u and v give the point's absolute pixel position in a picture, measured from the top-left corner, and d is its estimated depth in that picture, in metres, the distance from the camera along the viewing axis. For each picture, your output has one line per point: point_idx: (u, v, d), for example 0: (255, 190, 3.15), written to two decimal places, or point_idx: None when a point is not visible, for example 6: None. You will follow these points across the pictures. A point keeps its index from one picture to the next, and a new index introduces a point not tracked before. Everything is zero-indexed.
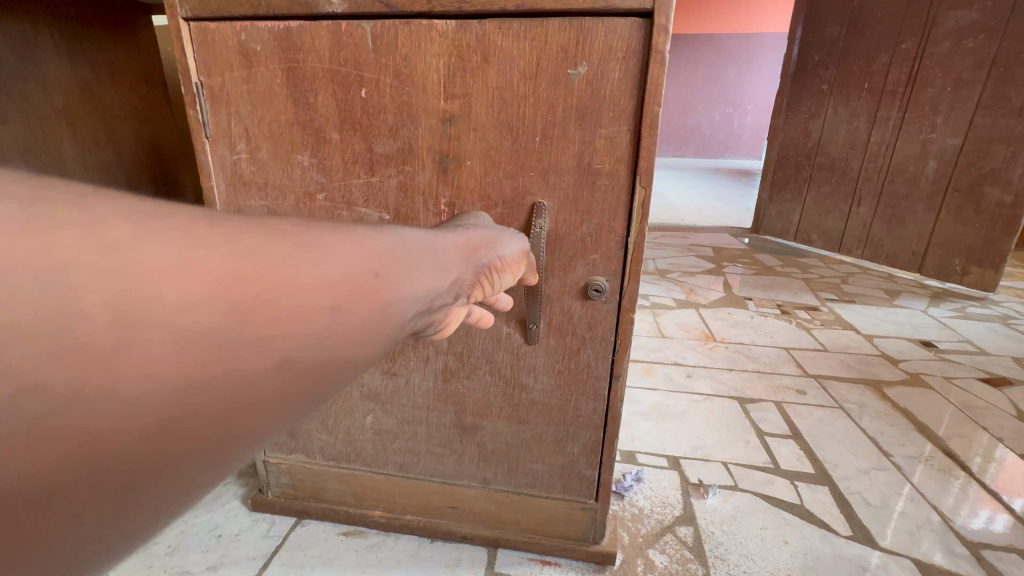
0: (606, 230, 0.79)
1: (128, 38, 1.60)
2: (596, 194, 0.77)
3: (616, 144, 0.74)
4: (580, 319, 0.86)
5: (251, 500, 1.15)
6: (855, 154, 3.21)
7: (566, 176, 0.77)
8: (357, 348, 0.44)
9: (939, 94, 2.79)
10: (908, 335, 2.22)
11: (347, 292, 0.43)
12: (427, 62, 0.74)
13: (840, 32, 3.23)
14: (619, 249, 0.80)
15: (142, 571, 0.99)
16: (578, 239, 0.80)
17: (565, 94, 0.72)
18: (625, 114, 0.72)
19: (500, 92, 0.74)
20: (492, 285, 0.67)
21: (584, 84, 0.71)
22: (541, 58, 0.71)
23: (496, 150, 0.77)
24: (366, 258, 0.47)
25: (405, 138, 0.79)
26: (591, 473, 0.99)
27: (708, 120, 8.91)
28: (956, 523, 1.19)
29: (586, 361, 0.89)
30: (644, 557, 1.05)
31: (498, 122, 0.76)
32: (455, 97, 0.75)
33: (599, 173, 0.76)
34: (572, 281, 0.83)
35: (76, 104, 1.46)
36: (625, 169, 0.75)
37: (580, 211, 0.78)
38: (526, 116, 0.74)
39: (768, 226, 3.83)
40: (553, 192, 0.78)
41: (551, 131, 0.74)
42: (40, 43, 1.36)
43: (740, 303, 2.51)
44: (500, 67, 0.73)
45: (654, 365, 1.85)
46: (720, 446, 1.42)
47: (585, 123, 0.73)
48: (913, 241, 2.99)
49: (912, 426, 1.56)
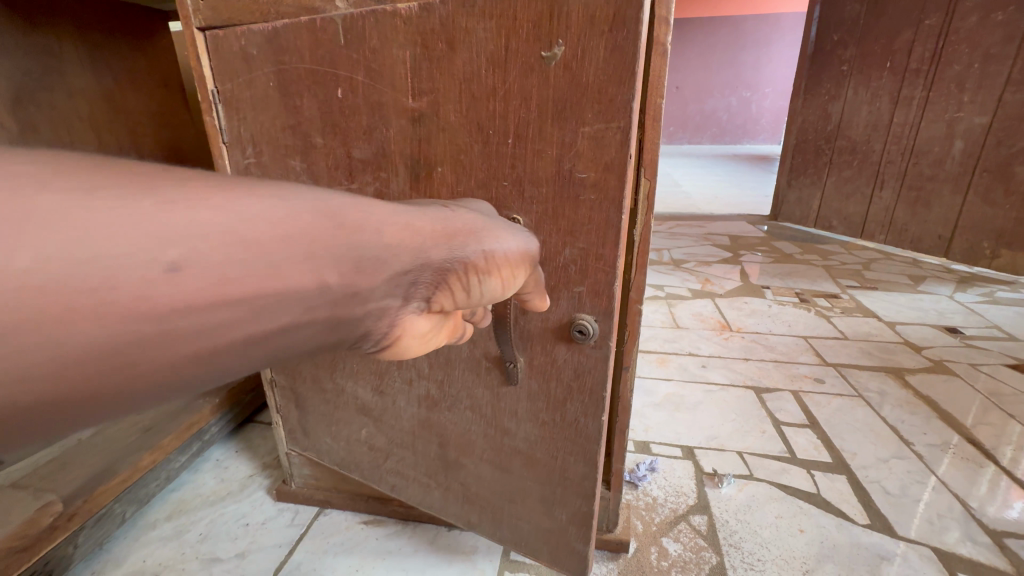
0: (593, 256, 0.71)
1: (147, 45, 1.64)
2: (580, 210, 0.69)
3: (601, 145, 0.65)
4: (566, 364, 0.78)
5: (276, 490, 1.19)
6: (876, 135, 3.12)
7: (545, 187, 0.69)
8: (56, 379, 0.35)
9: (965, 71, 2.69)
10: (932, 321, 2.16)
11: (43, 304, 0.33)
12: (395, 54, 0.72)
13: (859, 10, 3.13)
14: (609, 282, 0.71)
15: (177, 557, 1.04)
16: (561, 266, 0.72)
17: (540, 83, 0.65)
18: (613, 110, 0.63)
19: (467, 84, 0.69)
20: (461, 288, 0.57)
21: (560, 70, 0.63)
22: (510, 40, 0.64)
23: (469, 152, 0.72)
24: (152, 245, 0.37)
25: (379, 141, 0.78)
26: (581, 547, 0.86)
27: (725, 105, 8.74)
28: (980, 512, 1.17)
29: (573, 416, 0.80)
30: (658, 544, 1.07)
31: (467, 121, 0.71)
32: (422, 94, 0.72)
33: (583, 183, 0.67)
34: (555, 317, 0.76)
35: (99, 113, 1.52)
36: (613, 177, 0.65)
37: (562, 231, 0.71)
38: (496, 113, 0.69)
39: (787, 212, 3.77)
40: (530, 206, 0.71)
41: (525, 131, 0.68)
42: (63, 54, 1.41)
43: (757, 291, 2.49)
44: (466, 55, 0.67)
45: (668, 356, 1.85)
46: (735, 436, 1.41)
47: (562, 120, 0.65)
48: (938, 224, 2.90)
49: (934, 414, 1.53)
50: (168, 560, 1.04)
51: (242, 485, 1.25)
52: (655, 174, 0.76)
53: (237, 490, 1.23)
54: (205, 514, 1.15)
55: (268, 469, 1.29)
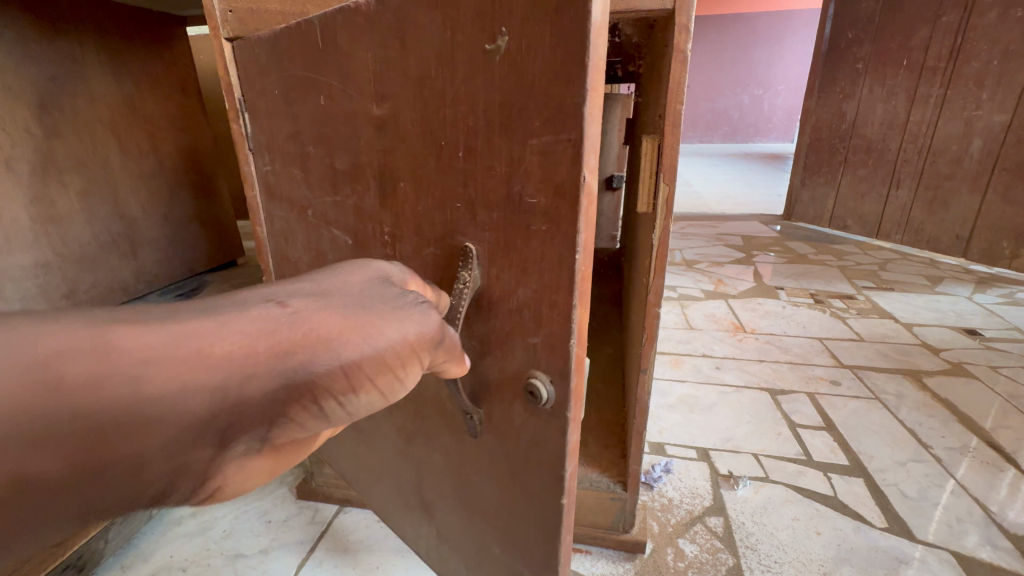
0: (547, 301, 0.53)
1: (164, 52, 1.91)
2: (532, 244, 0.52)
3: (551, 163, 0.48)
4: (522, 431, 0.59)
5: (297, 488, 1.22)
6: (892, 134, 3.08)
7: (495, 212, 0.53)
8: None
9: (985, 68, 2.64)
10: (950, 322, 2.14)
11: None
12: (357, 52, 0.59)
13: (875, 7, 3.09)
14: (564, 333, 0.52)
15: (202, 552, 1.07)
16: (514, 309, 0.55)
17: (486, 84, 0.49)
18: (565, 118, 0.46)
19: (421, 87, 0.54)
20: (305, 416, 0.42)
21: (506, 66, 0.47)
22: (455, 31, 0.49)
23: (424, 166, 0.57)
24: None
25: (354, 152, 0.65)
26: None
27: (736, 103, 8.67)
28: (999, 516, 1.16)
29: (530, 492, 0.61)
30: (674, 545, 1.07)
31: (423, 131, 0.56)
32: (385, 99, 0.58)
33: (533, 211, 0.51)
34: (511, 368, 0.58)
35: (120, 117, 1.76)
36: (567, 203, 0.48)
37: (515, 267, 0.53)
38: (447, 122, 0.54)
39: (800, 212, 3.75)
40: (482, 233, 0.55)
41: (475, 143, 0.52)
42: (87, 64, 1.65)
43: (770, 292, 2.47)
44: (416, 52, 0.53)
45: (682, 357, 1.85)
46: (750, 437, 1.41)
47: (511, 128, 0.49)
48: (956, 224, 2.85)
49: (952, 416, 1.52)
50: (193, 555, 1.07)
51: (265, 482, 1.28)
52: (674, 178, 0.77)
53: (259, 488, 1.26)
54: (230, 510, 1.18)
55: (289, 467, 1.32)
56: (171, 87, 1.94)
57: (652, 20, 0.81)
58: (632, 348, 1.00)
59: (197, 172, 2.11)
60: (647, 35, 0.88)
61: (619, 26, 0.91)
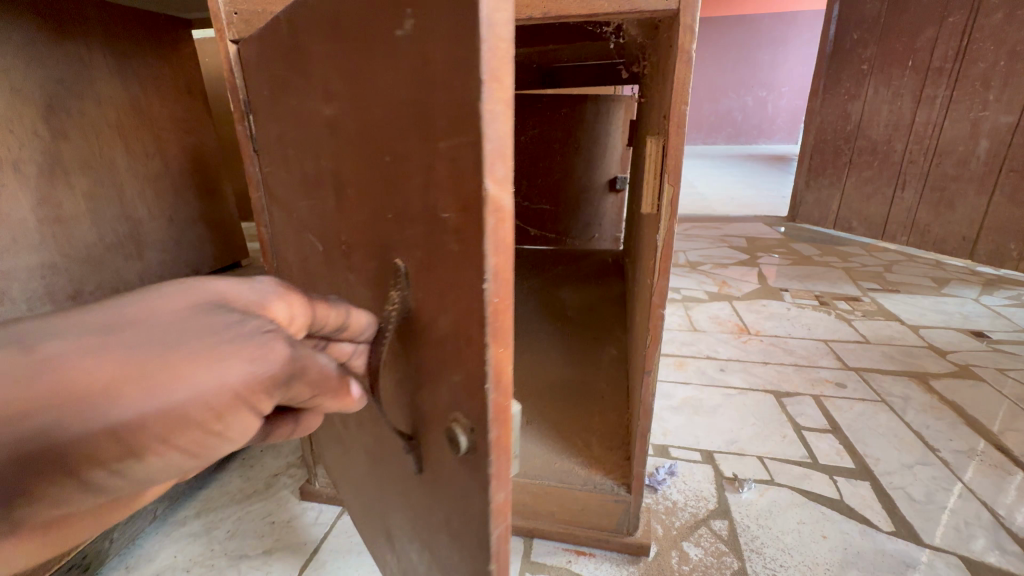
0: (464, 337, 0.44)
1: (172, 53, 1.96)
2: (447, 267, 0.43)
3: (457, 172, 0.40)
4: (451, 480, 0.51)
5: (300, 489, 1.22)
6: (898, 135, 3.07)
7: (417, 227, 0.46)
8: None
9: (991, 69, 2.62)
10: (958, 324, 2.12)
11: None
12: (309, 50, 0.55)
13: (880, 8, 3.08)
14: (479, 376, 0.44)
15: (206, 553, 1.07)
16: (439, 342, 0.47)
17: (400, 79, 0.43)
18: (466, 119, 0.38)
19: (352, 84, 0.49)
20: (73, 485, 0.33)
21: (415, 57, 0.40)
22: (372, 18, 0.43)
23: (360, 172, 0.52)
24: None
25: (314, 155, 0.62)
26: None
27: (741, 105, 8.67)
28: (1009, 520, 1.15)
29: (462, 547, 0.53)
30: (678, 548, 1.07)
31: (358, 132, 0.51)
32: (330, 98, 0.54)
33: (446, 228, 0.42)
34: (439, 408, 0.50)
35: (126, 119, 1.75)
36: (473, 222, 0.40)
37: (437, 293, 0.46)
38: (373, 123, 0.48)
39: (805, 213, 3.74)
40: (410, 250, 0.48)
41: (396, 147, 0.46)
42: (94, 65, 1.63)
43: (775, 294, 2.46)
44: (346, 45, 0.48)
45: (686, 359, 1.84)
46: (755, 440, 1.41)
47: (422, 130, 0.42)
48: (963, 225, 2.83)
49: (960, 420, 1.50)
50: (197, 556, 1.07)
51: (269, 483, 1.28)
52: (678, 179, 0.76)
53: (263, 489, 1.25)
54: (234, 511, 1.18)
55: (293, 468, 1.32)
56: (179, 88, 1.99)
57: (656, 21, 0.81)
58: (637, 350, 0.99)
59: (202, 174, 2.12)
60: (652, 36, 0.87)
61: (624, 27, 0.90)
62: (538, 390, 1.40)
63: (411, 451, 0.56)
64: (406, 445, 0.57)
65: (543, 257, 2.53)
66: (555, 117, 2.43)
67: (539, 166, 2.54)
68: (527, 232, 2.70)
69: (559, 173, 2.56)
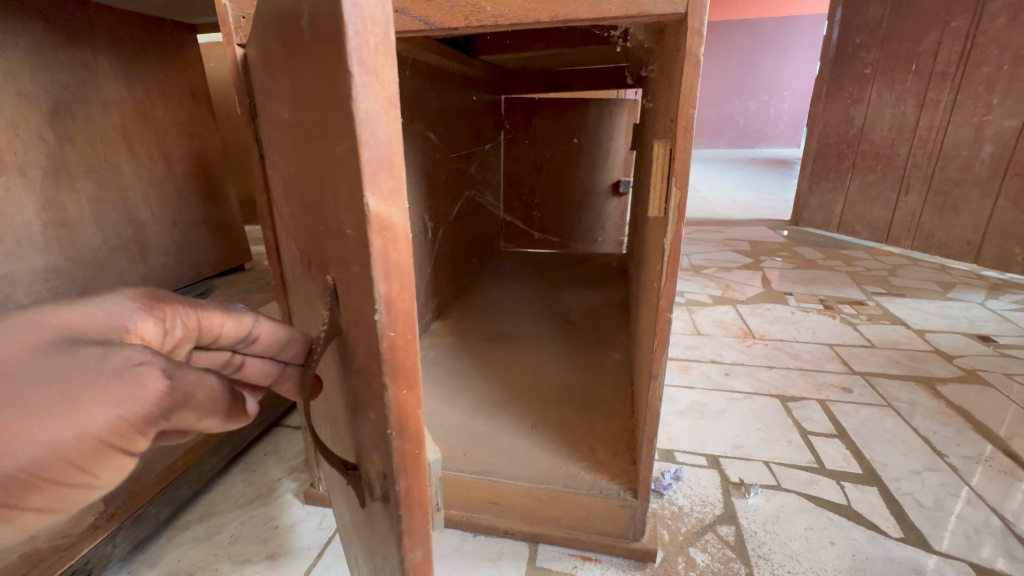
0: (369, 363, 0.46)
1: (176, 57, 1.96)
2: (353, 288, 0.44)
3: (348, 194, 0.41)
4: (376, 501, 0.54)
5: (304, 492, 1.21)
6: (901, 139, 3.06)
7: (333, 245, 0.47)
8: None
9: (995, 74, 2.61)
10: (963, 329, 2.11)
11: None
12: (272, 67, 0.58)
13: (883, 13, 3.08)
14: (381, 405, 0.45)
15: (209, 558, 1.07)
16: (356, 366, 0.49)
17: (311, 99, 0.44)
18: (348, 144, 0.38)
19: (291, 102, 0.51)
20: None
21: (316, 80, 0.42)
22: (295, 41, 0.45)
23: (301, 186, 0.54)
24: None
25: (281, 167, 0.64)
26: None
27: (742, 109, 8.67)
28: (1019, 527, 1.13)
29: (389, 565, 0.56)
30: (685, 554, 1.06)
31: (296, 147, 0.52)
32: (282, 112, 0.56)
33: (348, 250, 0.43)
34: (363, 431, 0.52)
35: (131, 122, 1.75)
36: (365, 246, 0.41)
37: (350, 313, 0.47)
38: (302, 139, 0.49)
39: (808, 217, 3.73)
40: (331, 267, 0.49)
41: (315, 164, 0.47)
42: (100, 69, 1.63)
43: (779, 298, 2.45)
44: (286, 64, 0.50)
45: (690, 363, 1.84)
46: (761, 445, 1.40)
47: (324, 138, 0.43)
48: (968, 229, 2.82)
49: (968, 425, 1.49)
50: (201, 560, 1.06)
51: (272, 487, 1.27)
52: (686, 183, 0.76)
53: (266, 493, 1.25)
54: (237, 515, 1.18)
55: (296, 472, 1.31)
56: (182, 92, 1.99)
57: (664, 25, 0.81)
58: (643, 354, 0.99)
59: (206, 178, 2.13)
60: (659, 40, 0.87)
61: (631, 31, 0.90)
62: (543, 394, 1.39)
63: (351, 484, 0.58)
64: (350, 476, 0.57)
65: (546, 260, 2.52)
66: (559, 121, 2.44)
67: (542, 170, 2.54)
68: (530, 235, 2.70)
69: (562, 177, 2.56)
